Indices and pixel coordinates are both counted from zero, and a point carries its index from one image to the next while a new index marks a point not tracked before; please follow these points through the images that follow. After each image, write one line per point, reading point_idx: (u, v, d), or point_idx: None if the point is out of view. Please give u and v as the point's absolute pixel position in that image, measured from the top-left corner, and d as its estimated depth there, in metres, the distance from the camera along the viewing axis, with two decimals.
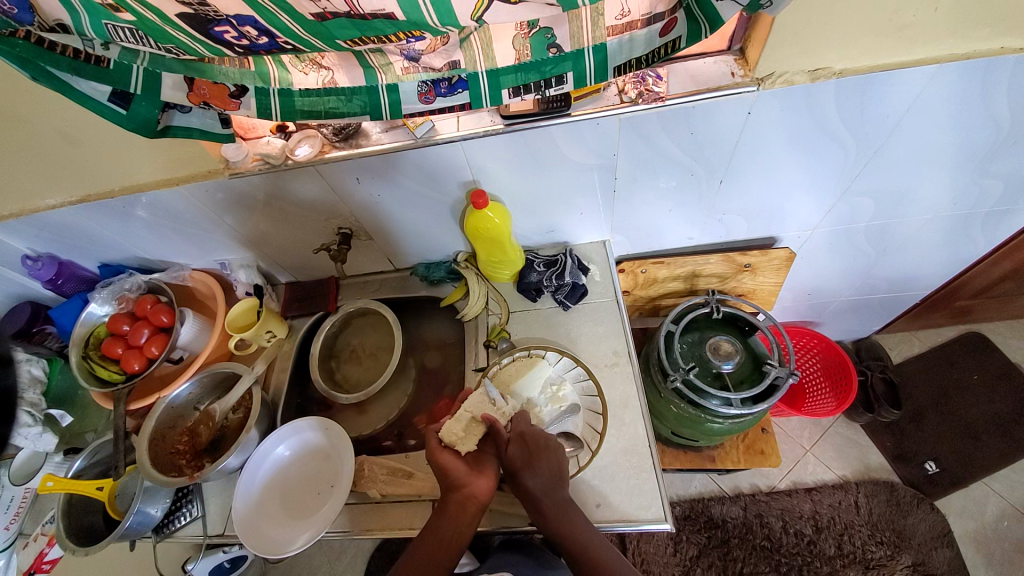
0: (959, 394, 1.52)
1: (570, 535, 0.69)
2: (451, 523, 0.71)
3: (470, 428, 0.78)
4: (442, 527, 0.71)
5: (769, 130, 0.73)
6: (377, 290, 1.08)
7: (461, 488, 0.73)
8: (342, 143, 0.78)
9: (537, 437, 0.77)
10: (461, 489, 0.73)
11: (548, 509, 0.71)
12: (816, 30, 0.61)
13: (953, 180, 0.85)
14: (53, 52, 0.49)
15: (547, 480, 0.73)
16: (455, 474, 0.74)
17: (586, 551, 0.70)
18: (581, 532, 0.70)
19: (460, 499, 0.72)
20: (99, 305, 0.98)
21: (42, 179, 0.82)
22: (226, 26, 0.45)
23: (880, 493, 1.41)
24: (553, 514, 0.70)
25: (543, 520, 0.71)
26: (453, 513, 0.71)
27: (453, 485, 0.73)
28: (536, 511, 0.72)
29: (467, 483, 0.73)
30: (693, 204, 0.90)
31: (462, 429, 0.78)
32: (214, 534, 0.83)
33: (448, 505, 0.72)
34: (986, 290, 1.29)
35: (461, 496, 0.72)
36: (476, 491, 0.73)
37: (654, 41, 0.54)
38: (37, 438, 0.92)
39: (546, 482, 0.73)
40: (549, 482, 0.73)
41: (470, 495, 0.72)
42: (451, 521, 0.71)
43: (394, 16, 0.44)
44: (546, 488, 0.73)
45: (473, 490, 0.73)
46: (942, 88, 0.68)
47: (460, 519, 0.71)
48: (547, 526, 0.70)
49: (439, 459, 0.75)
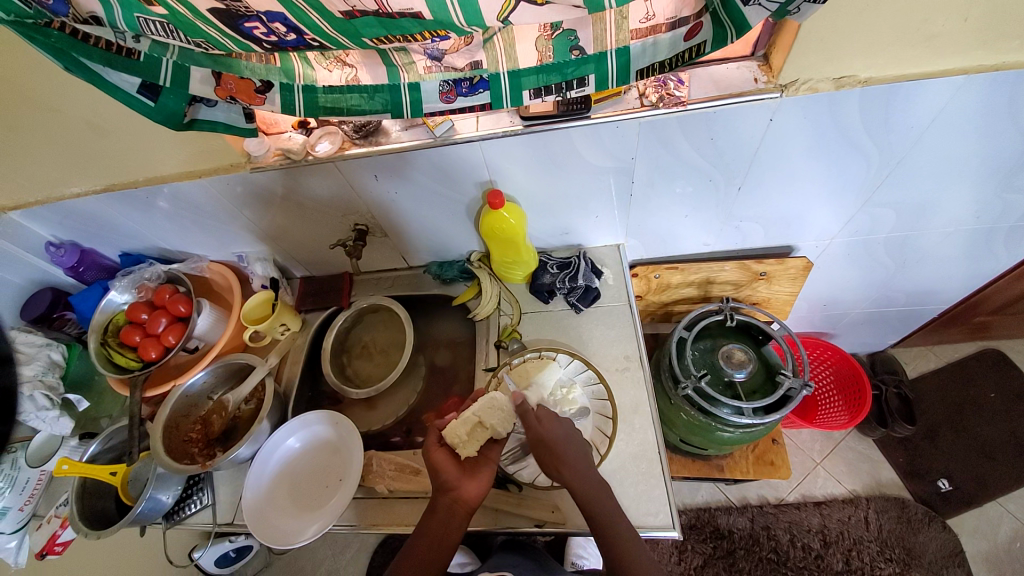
0: (976, 412, 1.49)
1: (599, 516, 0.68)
2: (441, 522, 0.70)
3: (473, 433, 0.76)
4: (432, 527, 0.70)
5: (791, 138, 0.73)
6: (390, 287, 1.09)
7: (450, 491, 0.72)
8: (361, 140, 0.79)
9: (558, 426, 0.76)
10: (451, 492, 0.72)
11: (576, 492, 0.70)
12: (841, 38, 0.61)
13: (977, 193, 0.83)
14: (86, 43, 0.50)
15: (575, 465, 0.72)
16: (446, 475, 0.73)
17: (614, 538, 0.67)
18: (610, 516, 0.69)
19: (448, 501, 0.71)
20: (119, 293, 0.99)
21: (68, 168, 0.84)
22: (256, 21, 0.46)
23: (891, 510, 1.38)
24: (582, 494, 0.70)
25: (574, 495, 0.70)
26: (442, 514, 0.71)
27: (443, 488, 0.72)
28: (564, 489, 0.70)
29: (457, 485, 0.72)
30: (710, 210, 0.89)
31: (465, 433, 0.76)
32: (223, 522, 0.84)
33: (436, 507, 0.71)
34: (1007, 306, 1.27)
35: (449, 499, 0.71)
36: (463, 494, 0.71)
37: (678, 45, 0.54)
38: (54, 422, 0.94)
39: (577, 466, 0.72)
40: (578, 467, 0.72)
41: (456, 498, 0.71)
42: (442, 521, 0.70)
43: (421, 15, 0.45)
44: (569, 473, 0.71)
45: (461, 493, 0.71)
46: (971, 98, 0.66)
47: (450, 516, 0.71)
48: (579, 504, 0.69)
49: (432, 457, 0.75)
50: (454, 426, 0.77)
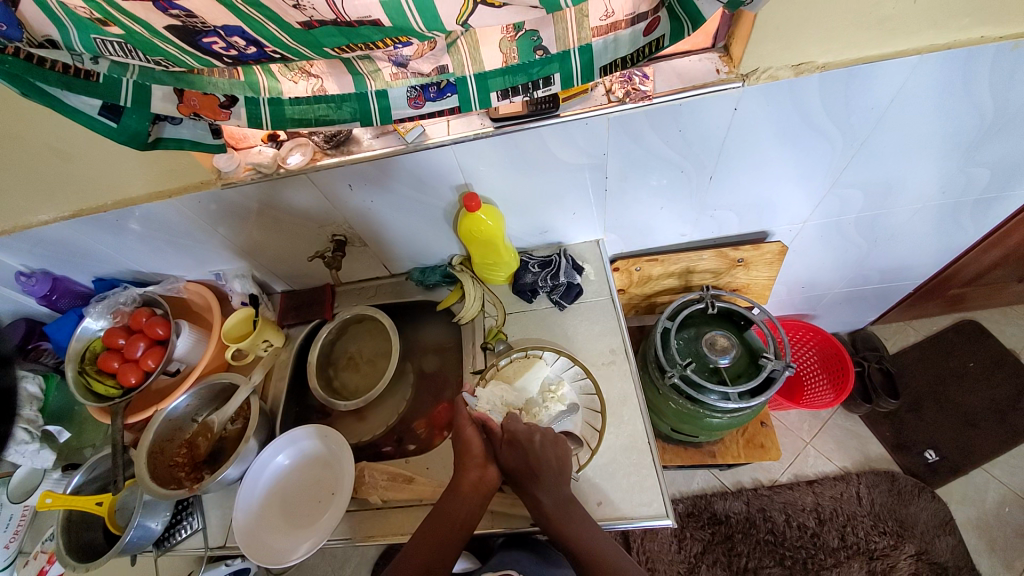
0: (956, 382, 1.54)
1: (572, 529, 0.69)
2: (463, 502, 0.72)
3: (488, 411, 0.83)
4: (455, 507, 0.72)
5: (757, 125, 0.74)
6: (374, 295, 1.08)
7: (477, 467, 0.75)
8: (333, 149, 0.78)
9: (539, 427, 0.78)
10: (478, 470, 0.75)
11: (551, 499, 0.71)
12: (797, 26, 0.62)
13: (942, 168, 0.86)
14: (41, 67, 0.49)
15: (552, 477, 0.72)
16: (472, 451, 0.76)
17: (591, 549, 0.68)
18: (583, 530, 0.69)
19: (473, 479, 0.74)
20: (94, 319, 0.98)
21: (34, 196, 0.82)
22: (214, 37, 0.46)
23: (882, 483, 1.41)
24: (556, 510, 0.70)
25: (546, 513, 0.70)
26: (466, 495, 0.73)
27: (469, 464, 0.75)
28: (540, 505, 0.71)
29: (482, 462, 0.75)
30: (684, 200, 0.90)
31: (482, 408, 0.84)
32: (216, 546, 0.82)
33: (462, 485, 0.73)
34: (979, 277, 1.31)
35: (474, 477, 0.74)
36: (487, 474, 0.74)
37: (638, 40, 0.55)
38: (35, 455, 0.91)
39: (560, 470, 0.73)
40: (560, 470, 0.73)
41: (484, 475, 0.74)
42: (462, 502, 0.72)
43: (380, 22, 0.44)
44: (547, 490, 0.71)
45: (485, 473, 0.74)
46: (926, 78, 0.68)
47: (471, 497, 0.73)
48: (551, 523, 0.69)
49: (462, 430, 0.79)
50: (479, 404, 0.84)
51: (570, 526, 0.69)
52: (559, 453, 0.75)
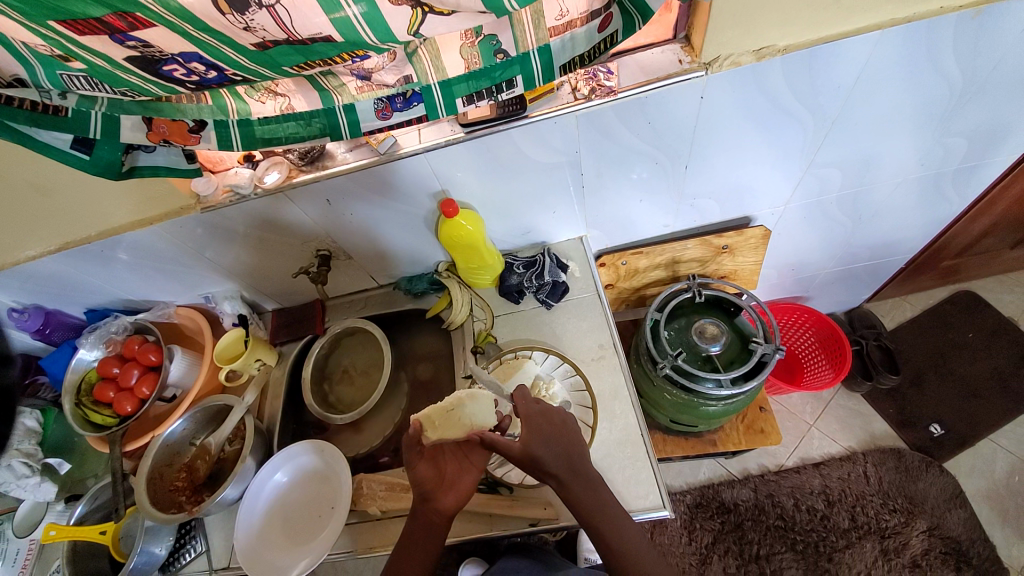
0: (956, 354, 1.53)
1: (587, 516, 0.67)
2: (421, 528, 0.69)
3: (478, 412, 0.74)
4: (411, 531, 0.69)
5: (723, 111, 0.74)
6: (364, 307, 1.09)
7: (427, 501, 0.70)
8: (308, 166, 0.79)
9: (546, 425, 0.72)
10: (428, 502, 0.69)
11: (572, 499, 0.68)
12: (753, 12, 0.63)
13: (918, 141, 0.86)
14: (12, 107, 0.51)
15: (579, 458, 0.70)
16: (425, 485, 0.70)
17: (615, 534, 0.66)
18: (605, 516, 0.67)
19: (425, 511, 0.69)
20: (88, 350, 0.98)
21: (21, 233, 0.84)
22: (174, 64, 0.46)
23: (889, 461, 1.41)
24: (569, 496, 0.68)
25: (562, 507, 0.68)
26: (422, 522, 0.69)
27: (421, 496, 0.70)
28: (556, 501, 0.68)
29: (433, 496, 0.70)
30: (663, 192, 0.91)
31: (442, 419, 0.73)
32: (220, 567, 0.83)
33: (416, 515, 0.70)
34: (970, 247, 1.31)
35: (425, 508, 0.70)
36: (440, 504, 0.69)
37: (593, 37, 0.55)
38: (36, 488, 0.93)
39: (573, 461, 0.70)
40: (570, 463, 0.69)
41: (433, 510, 0.69)
42: (417, 525, 0.69)
43: (332, 38, 0.45)
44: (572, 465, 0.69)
45: (439, 503, 0.69)
46: (888, 53, 0.69)
47: (428, 526, 0.69)
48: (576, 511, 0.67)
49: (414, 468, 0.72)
50: (433, 416, 0.73)
51: (586, 503, 0.67)
52: (562, 437, 0.72)
